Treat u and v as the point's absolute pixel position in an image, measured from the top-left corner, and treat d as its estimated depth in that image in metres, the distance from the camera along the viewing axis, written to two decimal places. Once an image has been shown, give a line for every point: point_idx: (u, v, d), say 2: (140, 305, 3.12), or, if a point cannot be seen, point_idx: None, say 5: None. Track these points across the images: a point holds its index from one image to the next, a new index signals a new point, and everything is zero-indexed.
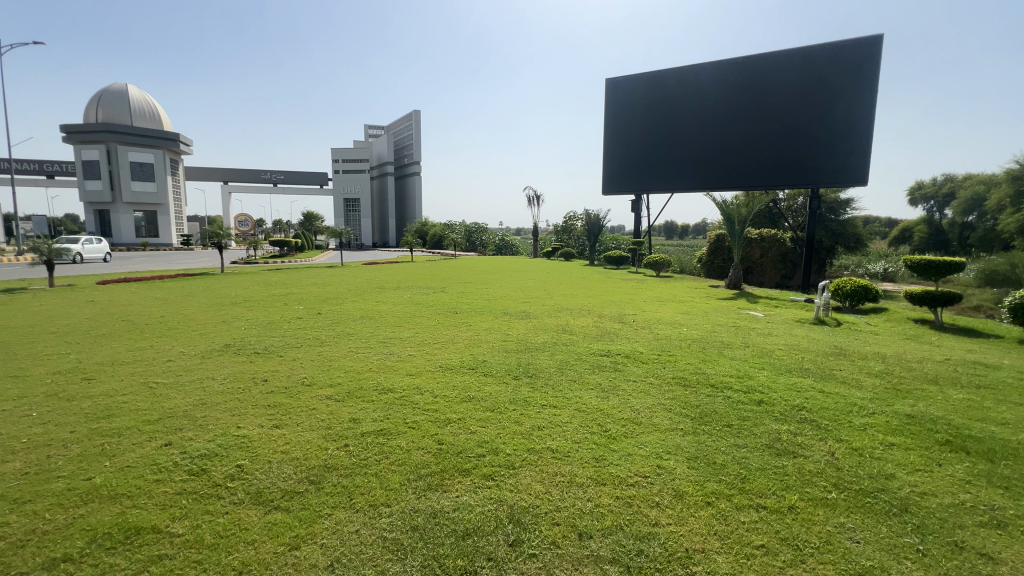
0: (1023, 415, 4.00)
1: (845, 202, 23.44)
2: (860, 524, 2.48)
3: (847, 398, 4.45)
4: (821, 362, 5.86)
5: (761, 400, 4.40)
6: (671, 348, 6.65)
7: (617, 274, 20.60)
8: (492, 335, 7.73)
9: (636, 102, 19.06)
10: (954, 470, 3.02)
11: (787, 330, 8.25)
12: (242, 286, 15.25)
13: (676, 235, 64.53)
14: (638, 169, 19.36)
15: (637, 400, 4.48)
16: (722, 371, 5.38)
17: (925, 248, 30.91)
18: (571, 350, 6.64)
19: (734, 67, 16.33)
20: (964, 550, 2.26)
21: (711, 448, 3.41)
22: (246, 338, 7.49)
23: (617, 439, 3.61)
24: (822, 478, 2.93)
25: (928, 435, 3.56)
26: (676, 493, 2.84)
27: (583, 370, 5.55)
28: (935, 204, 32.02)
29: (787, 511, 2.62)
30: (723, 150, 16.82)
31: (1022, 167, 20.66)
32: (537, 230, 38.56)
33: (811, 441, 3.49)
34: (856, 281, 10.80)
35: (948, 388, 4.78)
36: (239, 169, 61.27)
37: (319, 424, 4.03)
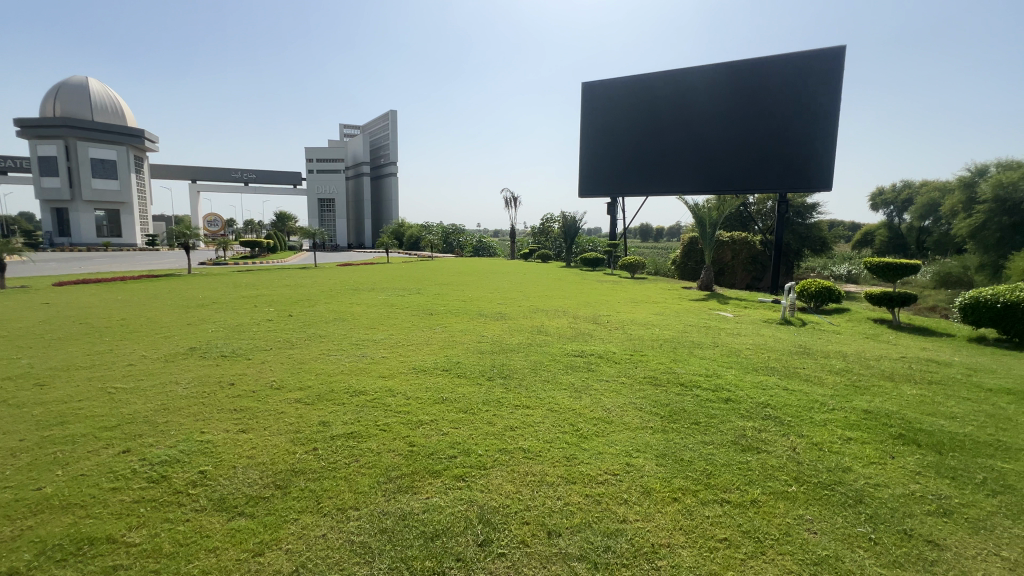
0: (970, 409, 4.21)
1: (811, 207, 24.27)
2: (818, 516, 2.57)
3: (809, 395, 4.61)
4: (786, 361, 6.06)
5: (728, 398, 4.51)
6: (644, 348, 6.76)
7: (593, 276, 20.81)
8: (468, 337, 7.72)
9: (610, 107, 19.34)
10: (906, 462, 3.17)
11: (755, 330, 8.50)
12: (210, 287, 14.82)
13: (651, 237, 65.68)
14: (612, 172, 19.62)
15: (609, 400, 4.55)
16: (691, 370, 5.50)
17: (886, 252, 32.33)
18: (546, 351, 6.68)
19: (704, 74, 16.75)
20: (912, 538, 2.37)
21: (679, 445, 3.49)
22: (213, 341, 7.27)
23: (588, 438, 3.65)
24: (784, 472, 3.03)
25: (883, 430, 3.72)
26: (643, 489, 2.90)
27: (556, 371, 5.59)
28: (895, 209, 33.51)
29: (749, 505, 2.70)
30: (695, 154, 17.22)
31: (972, 176, 21.92)
32: (515, 231, 38.62)
33: (773, 437, 3.60)
34: (820, 282, 11.20)
35: (904, 385, 5.00)
36: (208, 167, 59.44)
37: (288, 428, 3.94)
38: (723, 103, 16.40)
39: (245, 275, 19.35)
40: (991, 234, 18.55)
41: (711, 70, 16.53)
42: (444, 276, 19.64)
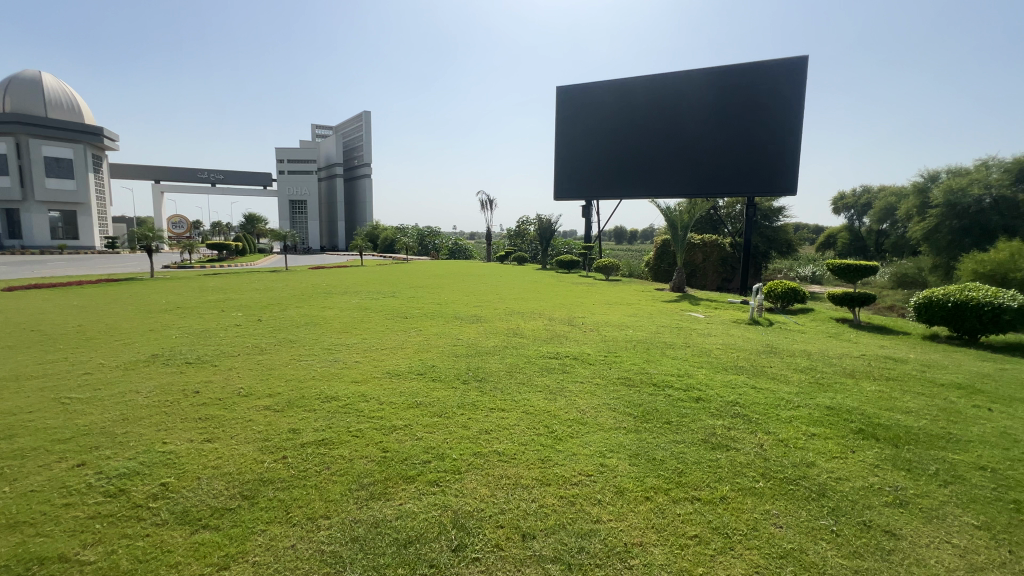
0: (924, 403, 4.43)
1: (778, 210, 25.06)
2: (784, 510, 2.65)
3: (776, 393, 4.76)
4: (754, 360, 6.24)
5: (699, 397, 4.61)
6: (617, 350, 6.84)
7: (568, 278, 20.97)
8: (442, 340, 7.67)
9: (584, 111, 19.54)
10: (866, 456, 3.30)
11: (725, 330, 8.72)
12: (174, 292, 14.27)
13: (625, 239, 66.69)
14: (587, 175, 19.79)
15: (584, 401, 4.58)
16: (663, 371, 5.60)
17: (847, 254, 33.73)
18: (521, 353, 6.69)
19: (675, 80, 17.11)
20: (871, 529, 2.47)
21: (651, 444, 3.55)
22: (177, 347, 7.01)
23: (563, 440, 3.67)
24: (751, 469, 3.12)
25: (845, 425, 3.87)
26: (616, 489, 2.94)
27: (531, 373, 5.60)
28: (855, 213, 34.94)
29: (718, 502, 2.76)
30: (667, 158, 17.58)
31: (926, 181, 23.07)
32: (491, 233, 38.60)
33: (742, 435, 3.70)
34: (786, 283, 11.57)
35: (863, 381, 5.21)
36: (172, 167, 57.33)
37: (256, 436, 3.83)
38: (694, 109, 16.78)
39: (212, 279, 18.74)
40: (942, 236, 19.61)
41: (681, 77, 16.92)
42: (419, 278, 19.48)
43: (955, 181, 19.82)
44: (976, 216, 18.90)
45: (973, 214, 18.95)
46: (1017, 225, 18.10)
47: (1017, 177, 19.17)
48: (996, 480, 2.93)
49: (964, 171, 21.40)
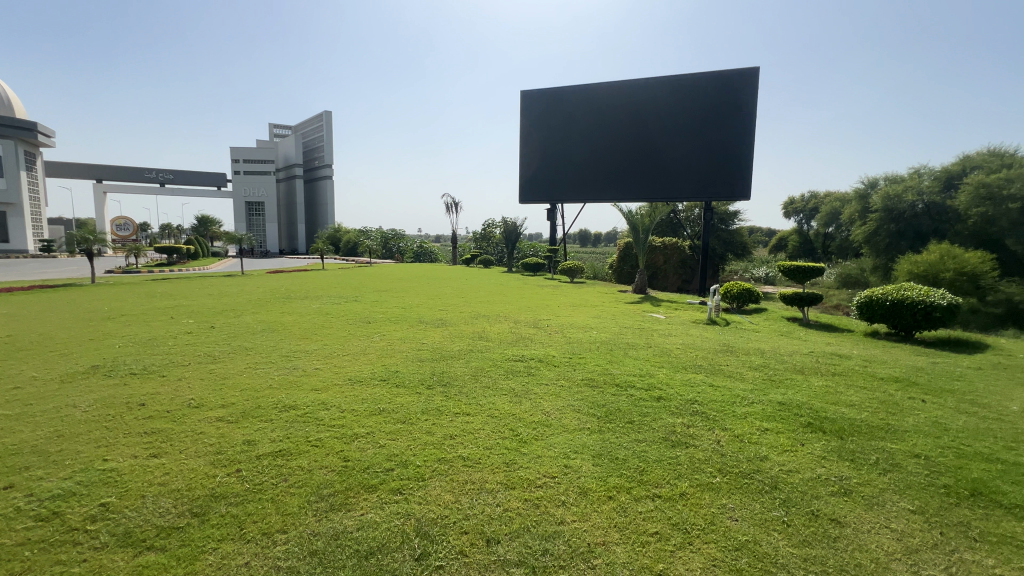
0: (866, 397, 4.71)
1: (733, 214, 26.09)
2: (739, 503, 2.75)
3: (732, 390, 4.95)
4: (712, 358, 6.47)
5: (660, 396, 4.73)
6: (582, 351, 6.94)
7: (534, 281, 21.10)
8: (407, 344, 7.56)
9: (548, 116, 19.66)
10: (814, 448, 3.47)
11: (685, 330, 8.99)
12: (118, 298, 13.45)
13: (590, 242, 67.77)
14: (552, 179, 19.88)
15: (549, 403, 4.61)
16: (626, 371, 5.72)
17: (797, 256, 35.57)
18: (487, 356, 6.67)
19: (636, 87, 17.51)
20: (819, 517, 2.60)
21: (614, 444, 3.61)
22: (121, 357, 6.60)
23: (528, 442, 3.68)
24: (709, 465, 3.23)
25: (795, 419, 4.06)
26: (580, 490, 2.97)
27: (496, 377, 5.59)
28: (804, 217, 36.84)
29: (677, 498, 2.84)
30: (629, 164, 17.95)
31: (866, 188, 24.57)
32: (456, 236, 38.38)
33: (700, 432, 3.82)
34: (741, 284, 12.06)
35: (812, 377, 5.49)
36: (115, 166, 54.05)
37: (207, 449, 3.65)
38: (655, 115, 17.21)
39: (161, 285, 17.78)
40: (881, 239, 20.99)
41: (643, 83, 17.29)
42: (383, 282, 19.14)
43: (892, 188, 21.27)
44: (910, 220, 20.34)
45: (907, 218, 20.39)
46: (946, 229, 19.59)
47: (945, 184, 20.74)
48: (930, 467, 3.14)
49: (900, 179, 22.98)
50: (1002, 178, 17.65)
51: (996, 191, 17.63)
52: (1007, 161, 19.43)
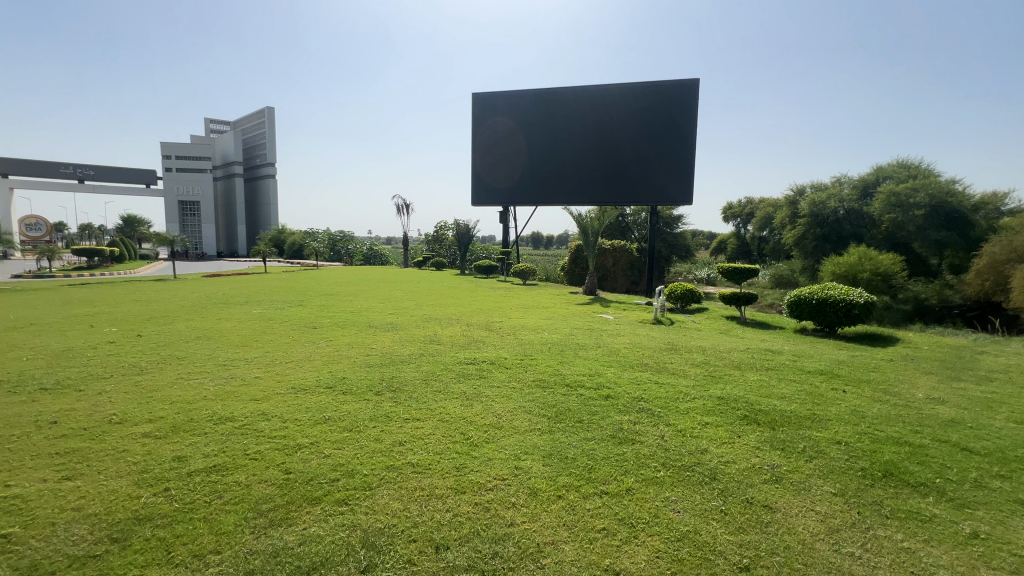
0: (795, 389, 5.05)
1: (677, 218, 27.26)
2: (681, 496, 2.87)
3: (675, 387, 5.16)
4: (657, 357, 6.72)
5: (608, 395, 4.86)
6: (533, 353, 7.00)
7: (486, 283, 21.10)
8: (355, 350, 7.34)
9: (500, 120, 19.63)
10: (749, 439, 3.68)
11: (632, 330, 9.29)
12: (27, 305, 12.18)
13: (542, 245, 68.67)
14: (504, 183, 19.81)
15: (500, 405, 4.62)
16: (576, 371, 5.83)
17: (736, 257, 37.72)
18: (438, 360, 6.59)
19: (586, 94, 17.91)
20: (752, 505, 2.75)
21: (564, 444, 3.66)
22: (30, 371, 5.97)
23: (479, 445, 3.67)
24: (653, 460, 3.34)
25: (733, 413, 4.29)
26: (530, 491, 2.99)
27: (448, 380, 5.53)
28: (741, 221, 39.11)
29: (624, 494, 2.92)
30: (579, 168, 18.28)
31: (795, 195, 26.40)
32: (408, 239, 37.72)
33: (645, 428, 3.95)
34: (684, 285, 12.62)
35: (748, 372, 5.82)
36: (24, 160, 48.98)
37: (131, 468, 3.37)
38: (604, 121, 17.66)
39: (79, 290, 16.28)
40: (809, 242, 22.66)
41: (592, 90, 17.72)
42: (331, 286, 18.49)
43: (817, 195, 22.99)
44: (833, 225, 22.10)
45: (831, 223, 22.13)
46: (864, 233, 21.45)
47: (863, 192, 22.67)
48: (850, 452, 3.41)
49: (824, 186, 24.90)
50: (909, 187, 19.54)
51: (905, 199, 19.50)
52: (913, 172, 21.53)
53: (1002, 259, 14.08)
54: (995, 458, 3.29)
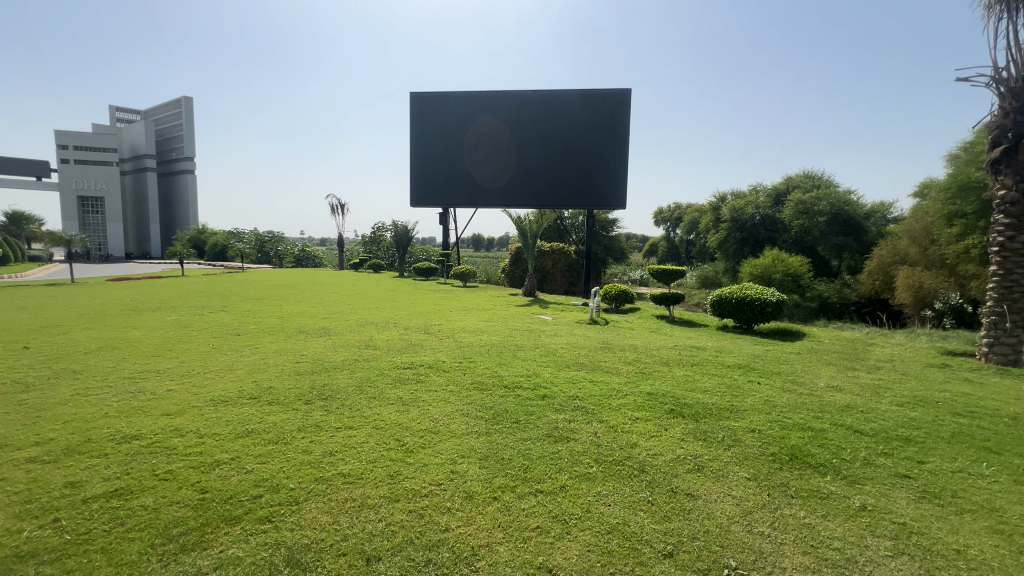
0: (717, 383, 5.41)
1: (612, 222, 28.30)
2: (612, 489, 2.97)
3: (608, 384, 5.36)
4: (592, 356, 6.93)
5: (545, 394, 4.95)
6: (472, 355, 6.98)
7: (426, 285, 20.77)
8: (283, 357, 6.94)
9: (439, 119, 19.14)
10: (675, 432, 3.89)
11: (569, 330, 9.52)
12: None
13: (483, 247, 68.72)
14: (443, 183, 19.30)
15: (437, 409, 4.56)
16: (514, 372, 5.88)
17: (667, 259, 39.84)
18: (373, 365, 6.39)
19: (525, 99, 18.09)
20: (677, 494, 2.91)
21: (500, 445, 3.68)
22: None
23: (414, 451, 3.59)
24: (586, 456, 3.44)
25: (661, 407, 4.52)
26: (466, 494, 2.97)
27: (383, 386, 5.38)
28: (671, 225, 41.34)
29: (558, 491, 2.98)
30: (519, 171, 18.40)
31: (719, 201, 28.28)
32: (343, 240, 36.30)
33: (580, 426, 4.06)
34: (618, 286, 13.12)
35: (675, 368, 6.16)
36: None
37: (10, 499, 2.96)
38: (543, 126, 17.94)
39: None
40: (730, 245, 24.38)
41: (533, 95, 17.93)
42: (258, 290, 17.37)
43: (737, 201, 24.77)
44: (751, 229, 23.95)
45: (749, 228, 23.95)
46: (777, 237, 23.39)
47: (776, 200, 24.71)
48: (763, 439, 3.70)
49: (742, 193, 26.87)
50: (814, 196, 21.58)
51: (810, 207, 21.52)
52: (817, 183, 23.81)
53: (888, 261, 15.95)
54: (881, 438, 3.71)
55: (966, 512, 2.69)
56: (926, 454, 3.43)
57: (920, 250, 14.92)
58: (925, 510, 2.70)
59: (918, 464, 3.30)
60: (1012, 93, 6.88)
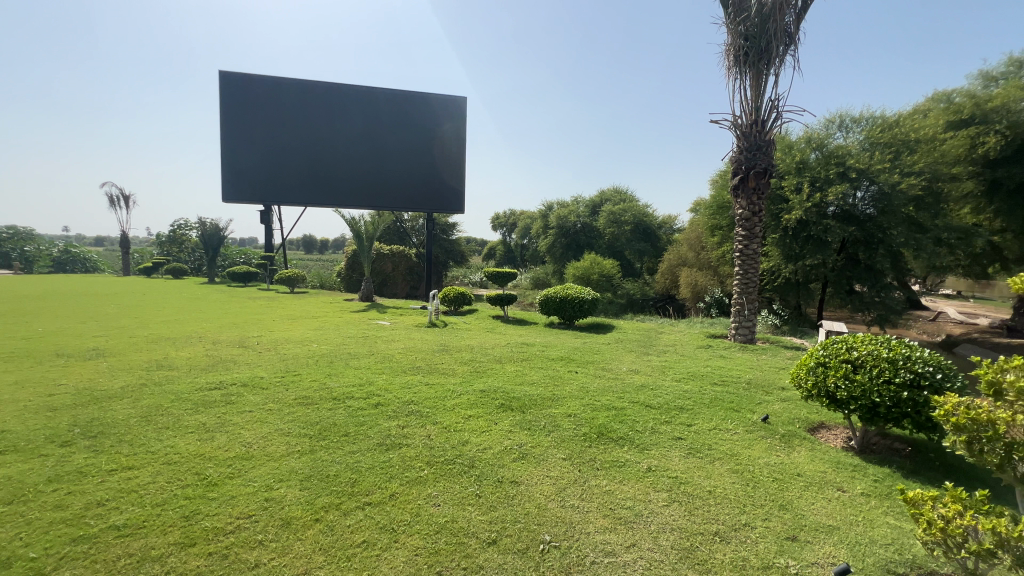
0: (542, 375, 5.90)
1: (452, 226, 28.65)
2: (441, 489, 3.01)
3: (444, 386, 5.41)
4: (429, 359, 6.92)
5: (378, 402, 4.77)
6: (297, 368, 6.35)
7: (243, 292, 18.16)
8: (29, 390, 5.32)
9: (260, 104, 16.68)
10: (504, 425, 4.13)
11: (407, 335, 9.35)
12: None
13: (313, 249, 62.95)
14: (267, 177, 16.88)
15: (252, 432, 4.03)
16: (345, 383, 5.54)
17: (504, 262, 41.84)
18: (166, 389, 5.31)
19: (360, 93, 17.12)
20: (502, 483, 3.10)
21: (326, 462, 3.43)
22: None
23: (220, 484, 3.11)
24: (418, 459, 3.43)
25: (492, 403, 4.75)
26: (283, 521, 2.69)
27: (181, 412, 4.53)
28: (507, 231, 43.71)
29: (387, 500, 2.91)
30: (356, 169, 17.29)
31: (547, 209, 30.96)
32: (127, 239, 29.51)
33: (413, 431, 4.02)
34: (456, 289, 13.35)
35: (507, 365, 6.55)
36: None
37: None
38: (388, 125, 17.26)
39: None
40: (557, 249, 26.89)
41: (376, 90, 17.05)
42: None
43: (561, 210, 27.41)
44: (574, 235, 26.78)
45: (572, 234, 26.74)
46: (594, 242, 26.44)
47: (593, 211, 28.12)
48: (578, 422, 4.17)
49: (566, 203, 29.81)
50: (621, 208, 25.16)
51: (619, 217, 25.09)
52: (624, 198, 27.83)
53: (674, 264, 19.49)
54: (664, 409, 4.50)
55: (717, 459, 3.45)
56: (693, 418, 4.30)
57: (695, 254, 18.58)
58: (691, 463, 3.37)
59: (688, 426, 4.10)
60: (744, 135, 9.01)
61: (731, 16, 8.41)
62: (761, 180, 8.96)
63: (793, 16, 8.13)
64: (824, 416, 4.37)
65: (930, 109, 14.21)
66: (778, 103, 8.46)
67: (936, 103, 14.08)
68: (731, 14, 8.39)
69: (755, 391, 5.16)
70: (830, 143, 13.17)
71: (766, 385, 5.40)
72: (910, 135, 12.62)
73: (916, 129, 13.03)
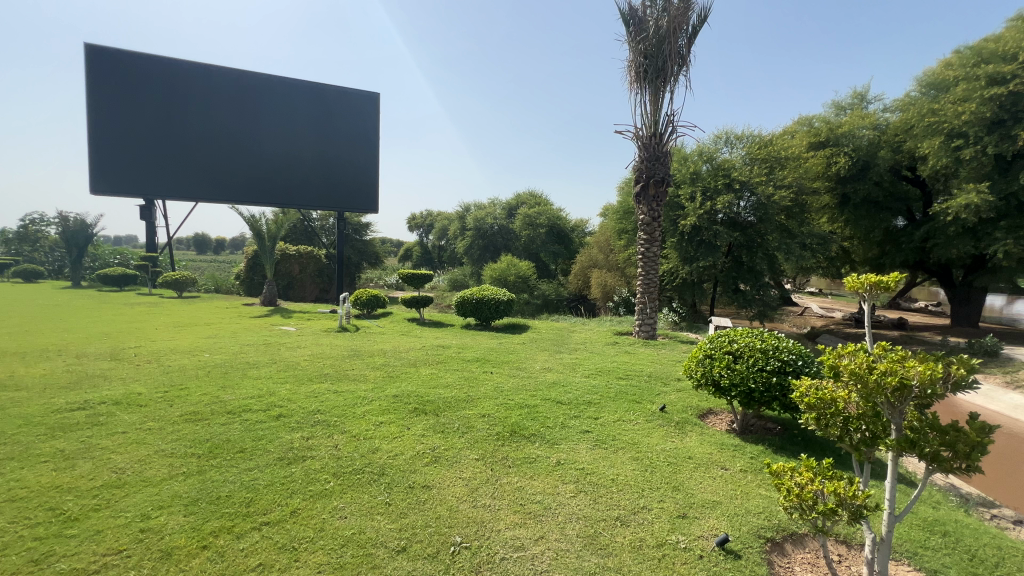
0: (457, 377, 5.88)
1: (365, 225, 27.44)
2: (349, 501, 2.89)
3: (353, 393, 5.18)
4: (339, 365, 6.59)
5: (280, 413, 4.45)
6: (184, 381, 5.70)
7: (117, 297, 15.92)
8: None
9: (138, 80, 13.78)
10: (416, 430, 4.06)
11: (315, 340, 8.82)
12: None
13: (206, 249, 56.85)
14: (147, 167, 14.01)
15: (125, 456, 3.55)
16: (242, 394, 5.09)
17: (421, 264, 40.93)
18: (11, 414, 4.49)
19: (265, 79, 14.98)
20: (414, 488, 3.04)
21: (217, 482, 3.13)
22: None
23: (81, 519, 2.71)
24: (324, 472, 3.25)
25: (405, 408, 4.64)
26: (162, 553, 2.41)
27: (31, 440, 3.86)
28: (424, 231, 42.85)
29: (287, 517, 2.72)
30: (261, 162, 15.15)
31: (464, 211, 30.87)
32: None
33: (318, 441, 3.81)
34: (369, 291, 12.82)
35: (421, 368, 6.44)
36: None
37: None
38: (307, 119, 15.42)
39: None
40: (475, 251, 26.93)
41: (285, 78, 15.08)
42: None
43: (478, 212, 27.49)
44: (491, 237, 26.99)
45: (489, 235, 26.94)
46: (511, 244, 26.84)
47: (510, 214, 28.53)
48: (491, 422, 4.22)
49: (482, 205, 29.93)
50: (537, 212, 25.84)
51: (534, 220, 25.76)
52: (539, 202, 28.60)
53: (586, 265, 20.42)
54: (574, 405, 4.71)
55: (620, 449, 3.68)
56: (600, 411, 4.54)
57: (604, 256, 19.69)
58: (596, 454, 3.57)
59: (595, 420, 4.33)
60: (644, 146, 9.69)
61: (632, 35, 9.04)
62: (659, 188, 9.74)
63: (686, 39, 8.90)
64: (711, 403, 4.85)
65: (796, 131, 16.33)
66: (674, 118, 9.22)
67: (800, 126, 16.22)
68: (632, 33, 9.01)
69: (654, 383, 5.58)
70: (718, 156, 14.59)
71: (664, 377, 5.87)
72: (781, 153, 14.40)
73: (785, 147, 14.90)
